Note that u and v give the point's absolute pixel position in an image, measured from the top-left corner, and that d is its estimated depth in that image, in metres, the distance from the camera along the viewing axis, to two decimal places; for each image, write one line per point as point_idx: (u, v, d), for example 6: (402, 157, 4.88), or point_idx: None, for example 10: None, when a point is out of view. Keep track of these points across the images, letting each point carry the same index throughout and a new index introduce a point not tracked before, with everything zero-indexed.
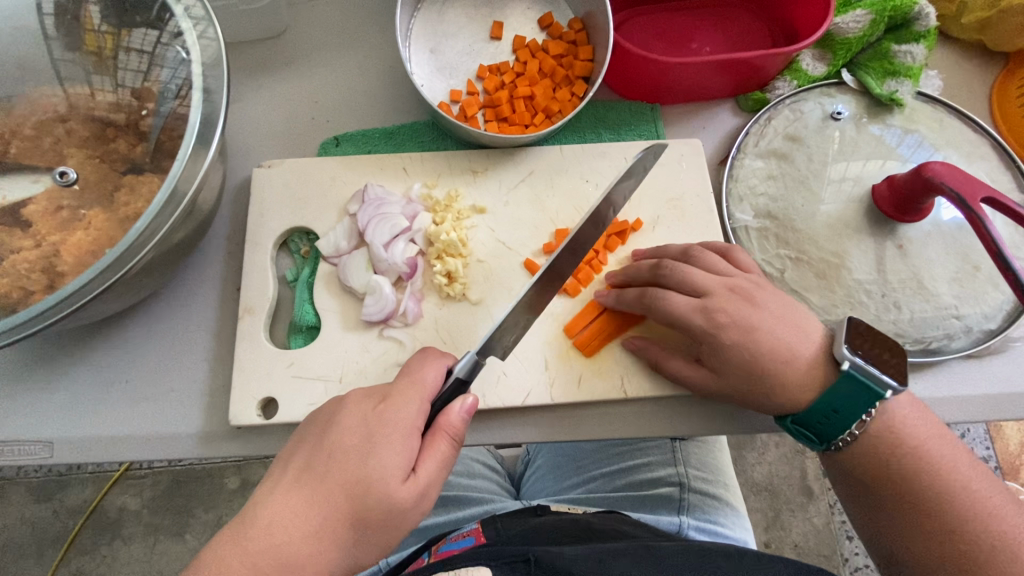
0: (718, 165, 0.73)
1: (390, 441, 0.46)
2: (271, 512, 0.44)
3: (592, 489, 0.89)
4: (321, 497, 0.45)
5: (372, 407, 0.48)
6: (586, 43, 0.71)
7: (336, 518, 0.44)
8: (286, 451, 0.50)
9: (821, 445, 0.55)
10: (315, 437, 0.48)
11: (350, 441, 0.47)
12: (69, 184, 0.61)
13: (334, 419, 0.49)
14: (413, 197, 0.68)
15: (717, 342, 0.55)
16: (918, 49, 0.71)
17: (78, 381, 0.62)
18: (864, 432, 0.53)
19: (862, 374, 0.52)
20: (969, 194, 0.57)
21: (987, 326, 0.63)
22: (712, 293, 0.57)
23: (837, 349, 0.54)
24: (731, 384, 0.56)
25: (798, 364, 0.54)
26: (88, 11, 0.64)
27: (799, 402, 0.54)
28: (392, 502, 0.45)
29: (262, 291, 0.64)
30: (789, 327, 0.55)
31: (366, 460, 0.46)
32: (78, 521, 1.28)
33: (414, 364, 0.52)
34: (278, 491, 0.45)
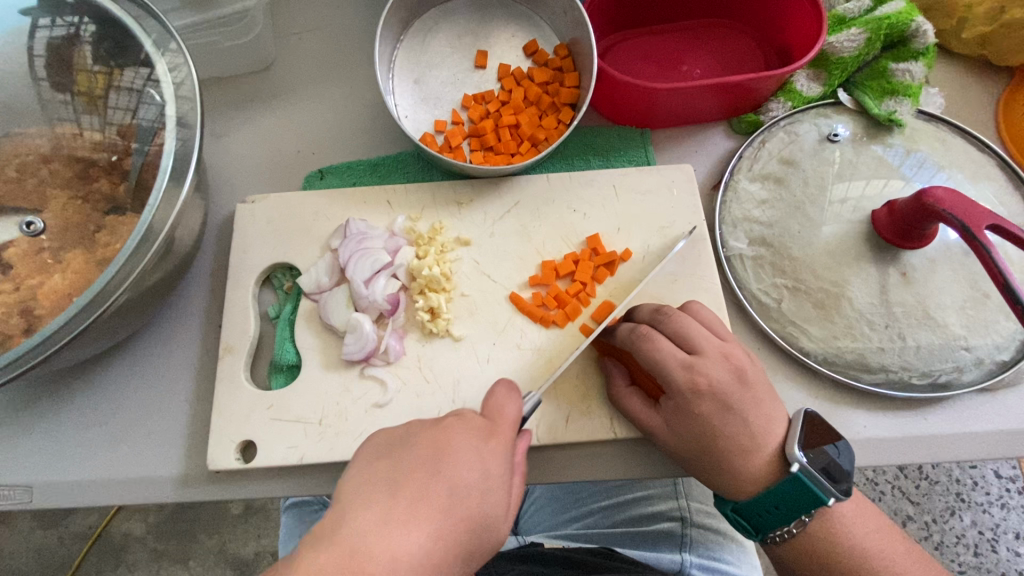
0: (710, 190, 0.70)
1: (503, 477, 0.45)
2: (391, 546, 0.40)
3: (592, 524, 0.86)
4: (440, 532, 0.41)
5: (480, 440, 0.46)
6: (571, 69, 0.70)
7: (454, 551, 0.42)
8: (374, 471, 0.44)
9: (757, 536, 0.55)
10: (420, 465, 0.44)
11: (468, 475, 0.43)
12: (35, 234, 0.61)
13: (442, 448, 0.45)
14: (397, 230, 0.66)
15: (688, 403, 0.54)
16: (917, 67, 0.68)
17: (58, 422, 0.61)
18: (802, 531, 0.53)
19: (808, 479, 0.51)
20: (974, 221, 0.54)
21: (999, 357, 0.60)
22: (704, 355, 0.55)
23: (791, 448, 0.53)
24: (675, 447, 0.55)
25: (758, 453, 0.53)
26: (82, 51, 0.65)
27: (737, 487, 0.53)
28: (495, 535, 0.45)
29: (243, 330, 0.63)
30: (762, 414, 0.54)
31: (485, 495, 0.44)
32: (83, 548, 1.28)
33: (498, 395, 0.49)
34: (395, 522, 0.41)
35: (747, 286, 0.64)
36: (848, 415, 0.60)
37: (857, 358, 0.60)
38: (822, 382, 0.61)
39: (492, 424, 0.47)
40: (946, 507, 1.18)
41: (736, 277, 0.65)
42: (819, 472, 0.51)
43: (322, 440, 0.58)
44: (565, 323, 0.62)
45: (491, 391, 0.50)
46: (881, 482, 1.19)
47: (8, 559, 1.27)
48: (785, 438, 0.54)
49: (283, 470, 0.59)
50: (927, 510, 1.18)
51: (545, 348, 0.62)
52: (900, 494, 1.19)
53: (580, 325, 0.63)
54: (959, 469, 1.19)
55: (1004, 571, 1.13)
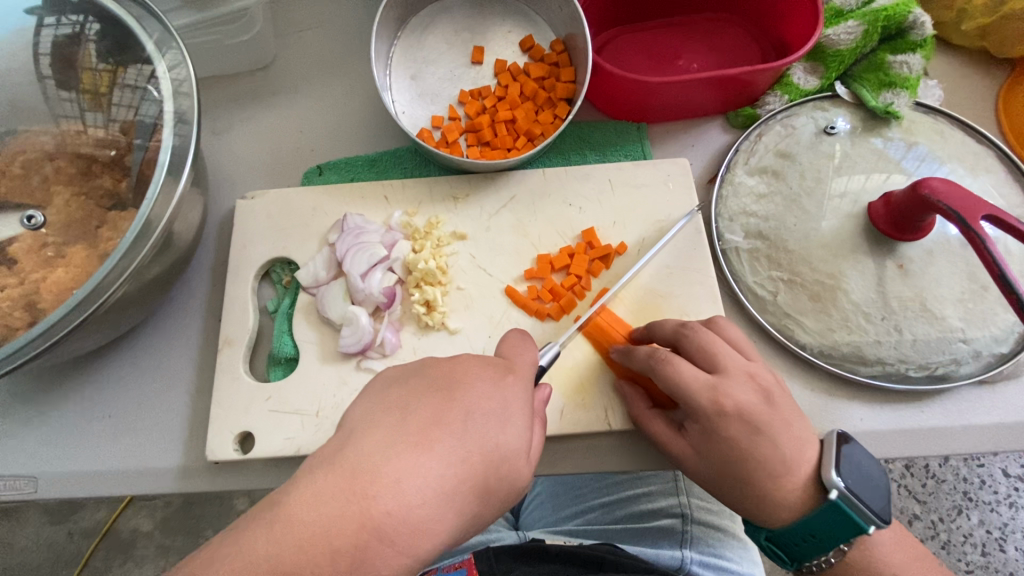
0: (707, 184, 0.70)
1: (523, 413, 0.43)
2: (398, 469, 0.37)
3: (593, 519, 0.87)
4: (453, 458, 0.39)
5: (498, 375, 0.45)
6: (568, 64, 0.70)
7: (468, 484, 0.39)
8: (385, 398, 0.42)
9: (793, 564, 0.53)
10: (434, 393, 0.42)
11: (484, 405, 0.42)
12: (35, 228, 0.62)
13: (457, 379, 0.43)
14: (394, 224, 0.67)
15: (714, 429, 0.51)
16: (915, 59, 0.68)
17: (61, 415, 0.62)
18: (841, 559, 0.51)
19: (848, 507, 0.48)
20: (968, 210, 0.53)
21: (997, 350, 0.59)
22: (726, 374, 0.52)
23: (826, 473, 0.50)
24: (702, 472, 0.53)
25: (791, 479, 0.50)
26: (86, 49, 0.66)
27: (773, 516, 0.51)
28: (515, 476, 0.42)
29: (242, 323, 0.64)
30: (792, 438, 0.50)
31: (503, 427, 0.42)
32: (92, 543, 1.29)
33: (514, 343, 0.50)
34: (405, 445, 0.39)
35: (742, 279, 0.64)
36: (845, 408, 0.60)
37: (854, 350, 0.60)
38: (819, 375, 0.61)
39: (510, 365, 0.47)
40: (953, 505, 1.17)
41: (731, 270, 0.65)
42: (857, 498, 0.48)
43: (319, 431, 0.59)
44: (560, 316, 0.63)
45: (507, 338, 0.51)
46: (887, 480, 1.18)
47: (18, 554, 1.29)
48: (820, 462, 0.50)
49: (282, 460, 0.60)
50: (934, 509, 1.17)
51: (542, 341, 0.62)
52: (906, 493, 1.18)
53: (575, 318, 0.63)
54: (966, 467, 1.18)
55: (1012, 570, 1.12)
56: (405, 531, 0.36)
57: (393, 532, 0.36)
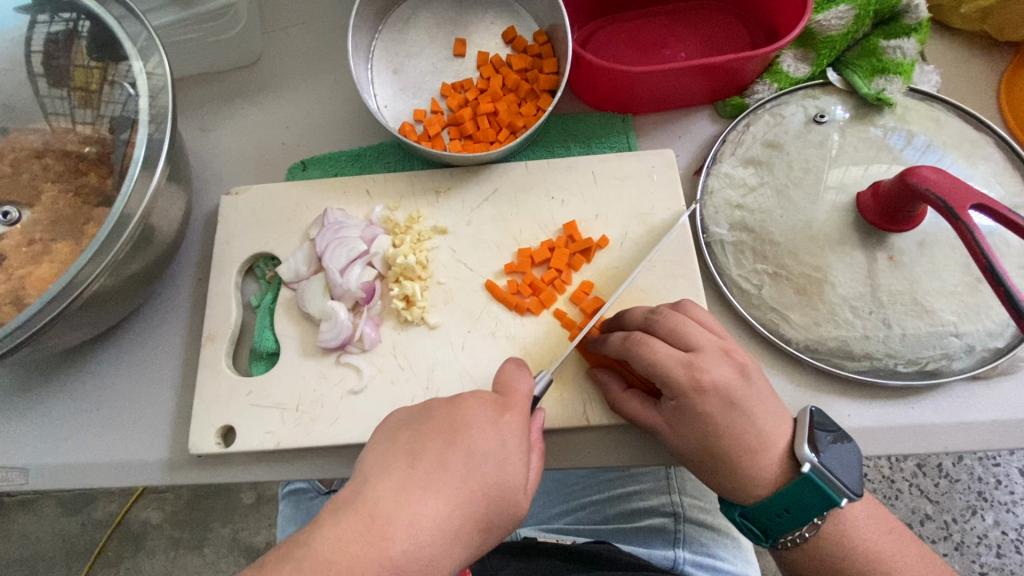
0: (693, 176, 0.69)
1: (522, 451, 0.42)
2: (410, 514, 0.39)
3: (585, 517, 0.85)
4: (459, 501, 0.40)
5: (497, 413, 0.43)
6: (550, 55, 0.70)
7: (475, 523, 0.40)
8: (393, 441, 0.43)
9: (767, 541, 0.52)
10: (437, 436, 0.42)
11: (484, 446, 0.41)
12: (11, 223, 0.63)
13: (457, 419, 0.42)
14: (374, 219, 0.67)
15: (691, 404, 0.50)
16: (908, 44, 0.66)
17: (49, 409, 0.63)
18: (815, 534, 0.50)
19: (820, 480, 0.49)
20: (957, 201, 0.51)
21: (992, 344, 0.57)
22: (702, 352, 0.51)
23: (800, 447, 0.50)
24: (679, 447, 0.52)
25: (767, 454, 0.50)
26: (77, 48, 0.66)
27: (749, 491, 0.51)
28: (521, 508, 0.42)
29: (224, 318, 0.65)
30: (767, 414, 0.51)
31: (504, 467, 0.41)
32: (104, 535, 1.32)
33: (508, 372, 0.46)
34: (413, 491, 0.39)
35: (727, 272, 0.63)
36: (832, 404, 0.58)
37: (840, 345, 0.59)
38: (805, 370, 0.60)
39: (508, 398, 0.44)
40: (966, 506, 1.13)
41: (715, 262, 0.64)
42: (831, 472, 0.49)
43: (299, 426, 0.59)
44: (540, 310, 0.62)
45: (502, 367, 0.47)
46: (897, 479, 1.15)
47: (35, 544, 1.32)
48: (794, 439, 0.51)
49: (264, 454, 0.61)
50: (947, 510, 1.13)
51: (523, 337, 0.61)
52: (917, 492, 1.15)
53: (556, 311, 0.62)
54: (979, 466, 1.15)
55: None
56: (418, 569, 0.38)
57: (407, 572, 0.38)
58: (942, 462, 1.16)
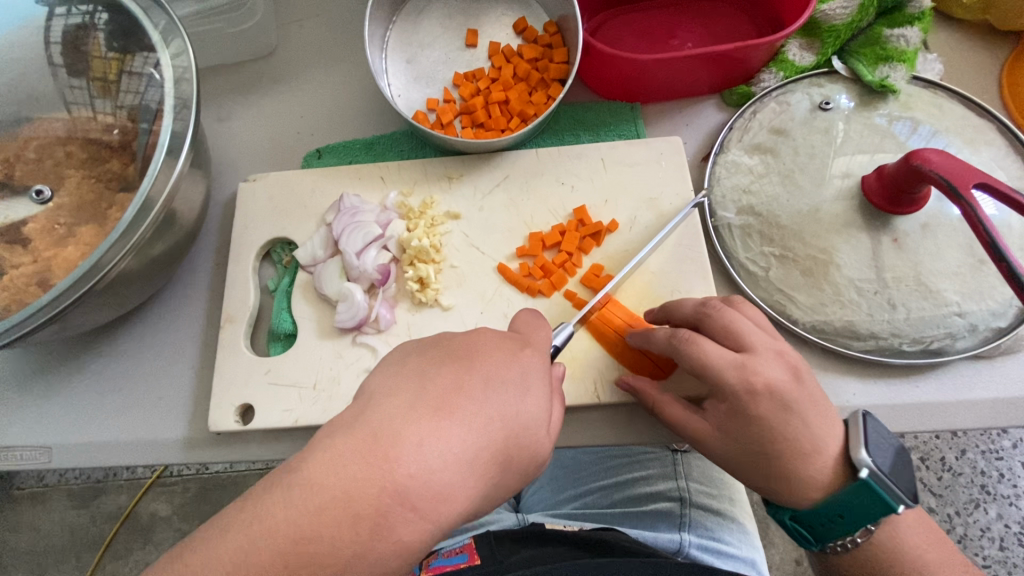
0: (701, 163, 0.70)
1: (542, 385, 0.44)
2: (420, 433, 0.39)
3: (592, 503, 0.86)
4: (471, 426, 0.40)
5: (515, 347, 0.46)
6: (561, 45, 0.71)
7: (484, 454, 0.40)
8: (405, 366, 0.44)
9: (816, 545, 0.53)
10: (450, 365, 0.43)
11: (501, 375, 0.43)
12: (44, 201, 0.65)
13: (474, 350, 0.44)
14: (389, 205, 0.69)
15: (743, 407, 0.51)
16: (912, 32, 0.67)
17: (71, 389, 0.64)
18: (867, 540, 0.50)
19: (878, 486, 0.48)
20: (960, 180, 0.53)
21: (995, 324, 0.59)
22: (755, 352, 0.52)
23: (856, 452, 0.49)
24: (727, 450, 0.52)
25: (820, 459, 0.50)
26: (99, 38, 0.68)
27: (799, 495, 0.51)
28: (531, 449, 0.43)
29: (243, 300, 0.66)
30: (820, 416, 0.51)
31: (520, 399, 0.43)
32: (114, 527, 1.34)
33: (526, 321, 0.50)
34: (424, 413, 0.40)
35: (734, 256, 0.64)
36: (838, 384, 0.60)
37: (846, 325, 0.60)
38: (811, 350, 0.61)
39: (525, 339, 0.48)
40: (970, 498, 1.14)
41: (723, 246, 0.65)
42: (889, 479, 0.48)
43: (317, 404, 0.61)
44: (551, 292, 0.63)
45: (519, 315, 0.52)
46: None
47: (45, 536, 1.34)
48: (848, 442, 0.51)
49: (282, 432, 0.62)
50: (950, 502, 1.14)
51: None
52: (921, 485, 1.16)
53: (573, 295, 0.63)
54: (982, 458, 1.16)
55: None
56: (422, 491, 0.37)
57: (412, 493, 0.37)
58: (946, 455, 1.17)
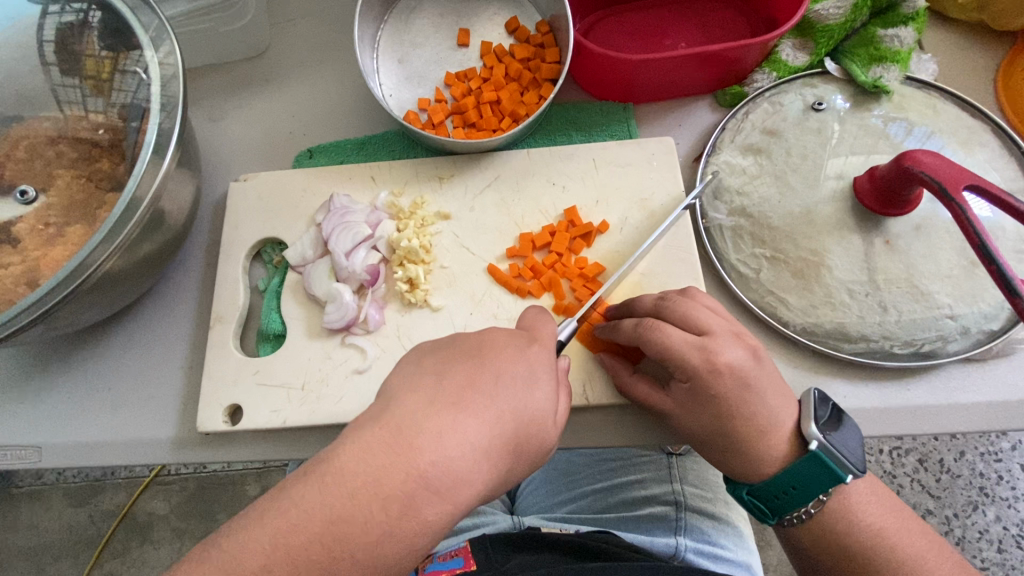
0: (693, 163, 0.70)
1: (550, 378, 0.44)
2: (438, 427, 0.39)
3: (586, 506, 0.86)
4: (488, 419, 0.40)
5: (523, 344, 0.45)
6: (552, 44, 0.71)
7: (500, 443, 0.40)
8: (420, 364, 0.44)
9: (773, 519, 0.53)
10: (465, 359, 0.43)
11: (513, 370, 0.43)
12: (30, 202, 0.65)
13: (484, 346, 0.44)
14: (378, 205, 0.68)
15: (703, 386, 0.50)
16: (906, 32, 0.67)
17: (61, 389, 0.64)
18: (820, 510, 0.51)
19: (827, 456, 0.49)
20: (952, 183, 0.52)
21: (987, 327, 0.58)
22: (714, 334, 0.52)
23: (806, 427, 0.51)
24: (688, 428, 0.53)
25: (776, 434, 0.51)
26: (90, 37, 0.68)
27: (755, 470, 0.51)
28: (545, 438, 0.43)
29: (232, 300, 0.66)
30: (778, 396, 0.51)
31: (531, 391, 0.43)
32: (112, 525, 1.34)
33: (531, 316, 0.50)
34: (443, 406, 0.40)
35: (725, 257, 0.64)
36: (829, 386, 0.59)
37: (837, 328, 0.59)
38: (802, 353, 0.60)
39: (534, 335, 0.47)
40: (968, 500, 1.14)
41: (714, 247, 0.65)
42: (837, 450, 0.49)
43: (305, 405, 0.61)
44: (540, 293, 0.63)
45: (525, 315, 0.51)
46: (899, 474, 1.16)
47: (43, 534, 1.34)
48: (800, 419, 0.52)
49: (271, 433, 0.62)
50: (948, 504, 1.14)
51: None
52: (918, 487, 1.15)
53: (553, 289, 0.63)
54: (980, 461, 1.16)
55: None
56: (446, 480, 0.38)
57: (436, 481, 0.38)
58: (944, 457, 1.17)
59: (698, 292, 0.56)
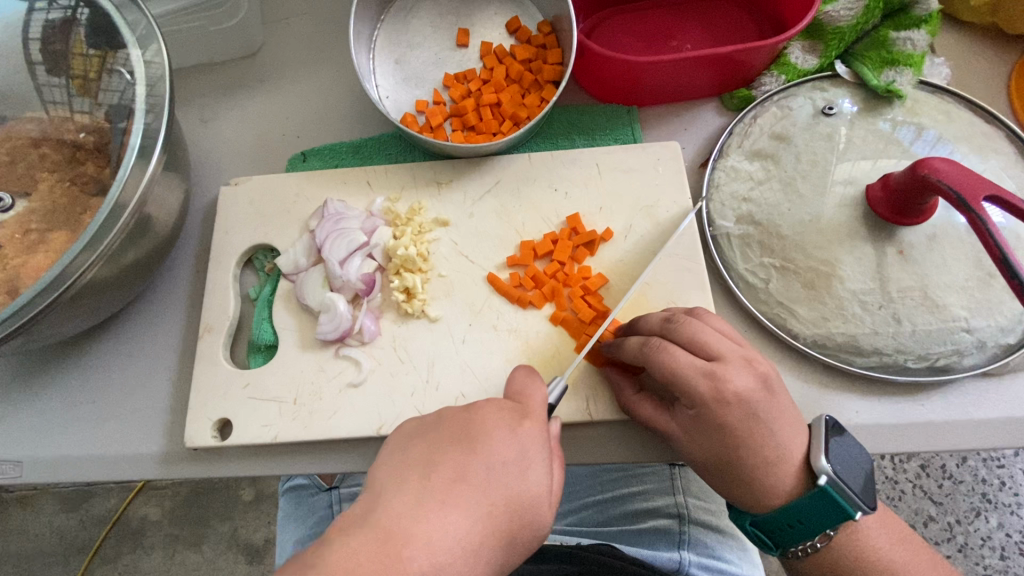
0: (699, 169, 0.68)
1: (544, 457, 0.42)
2: (426, 533, 0.37)
3: (588, 518, 0.84)
4: (478, 516, 0.39)
5: (514, 421, 0.43)
6: (555, 46, 0.69)
7: (492, 539, 0.39)
8: (405, 454, 0.42)
9: (777, 550, 0.51)
10: (452, 448, 0.41)
11: (504, 456, 0.41)
12: (4, 208, 0.62)
13: (473, 429, 0.42)
14: (375, 211, 0.66)
15: (710, 414, 0.48)
16: (918, 35, 0.65)
17: (43, 401, 0.62)
18: (826, 544, 0.49)
19: (835, 491, 0.47)
20: (970, 192, 0.50)
21: (1004, 340, 0.56)
22: (723, 360, 0.49)
23: (816, 458, 0.48)
24: (693, 455, 0.50)
25: (783, 465, 0.48)
26: (75, 35, 0.65)
27: (762, 499, 0.49)
28: (541, 521, 0.42)
29: (222, 309, 0.64)
30: (787, 424, 0.49)
31: (523, 476, 0.41)
32: (103, 531, 1.31)
33: (519, 381, 0.46)
34: (432, 506, 0.38)
35: (733, 267, 0.62)
36: (840, 401, 0.57)
37: (849, 340, 0.57)
38: (812, 366, 0.58)
39: (526, 406, 0.44)
40: (970, 507, 1.12)
41: (721, 256, 0.62)
42: (845, 483, 0.47)
43: (296, 419, 0.58)
44: (542, 304, 0.61)
45: (513, 374, 0.47)
46: (901, 480, 1.14)
47: (32, 540, 1.31)
48: (809, 448, 0.49)
49: (262, 448, 0.60)
50: (951, 511, 1.12)
51: (524, 331, 0.60)
52: (921, 494, 1.13)
53: (556, 303, 0.61)
54: (983, 467, 1.14)
55: None
56: None
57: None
58: (947, 463, 1.15)
59: (707, 313, 0.54)
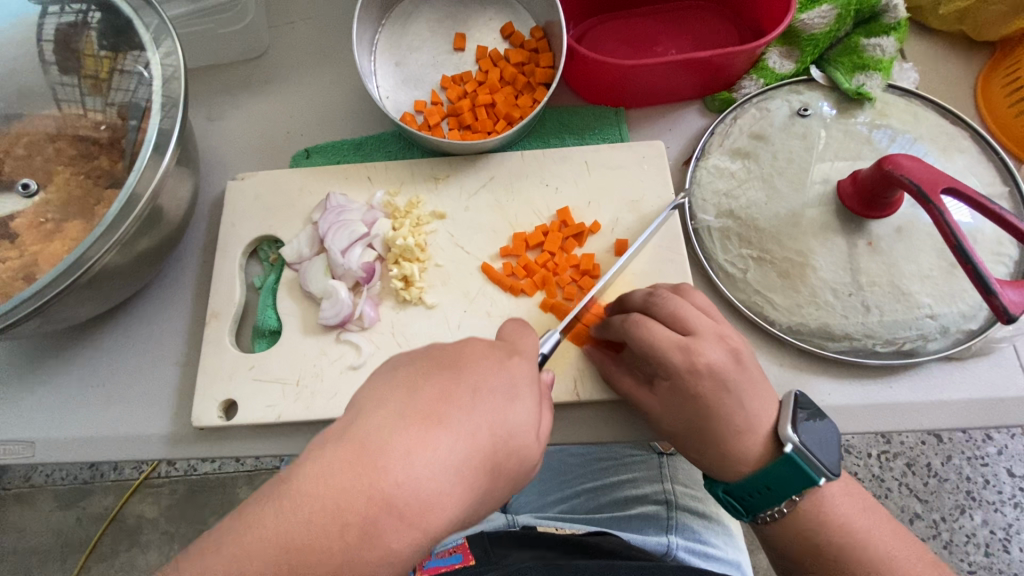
0: (682, 166, 0.72)
1: (530, 392, 0.41)
2: (406, 445, 0.36)
3: (579, 505, 0.86)
4: (461, 437, 0.37)
5: (503, 356, 0.43)
6: (546, 50, 0.73)
7: (475, 463, 0.37)
8: (391, 376, 0.41)
9: (748, 517, 0.54)
10: (439, 372, 0.40)
11: (491, 384, 0.40)
12: (31, 195, 0.66)
13: (461, 357, 0.41)
14: (375, 204, 0.70)
15: (684, 384, 0.52)
16: (887, 41, 0.69)
17: (55, 384, 0.65)
18: (792, 510, 0.52)
19: (800, 459, 0.50)
20: (929, 184, 0.54)
21: (966, 326, 0.60)
22: (698, 335, 0.52)
23: (783, 428, 0.52)
24: (671, 425, 0.54)
25: (752, 434, 0.51)
26: (90, 36, 0.69)
27: (732, 465, 0.52)
28: (524, 457, 0.40)
29: (229, 297, 0.67)
30: (756, 397, 0.52)
31: (510, 405, 0.40)
32: (100, 528, 1.32)
33: (512, 328, 0.48)
34: (413, 422, 0.37)
35: (713, 258, 0.65)
36: (814, 383, 0.61)
37: (822, 326, 0.61)
38: (787, 351, 0.62)
39: (516, 346, 0.45)
40: (955, 505, 1.15)
41: (702, 248, 0.66)
42: (811, 452, 0.50)
43: (300, 400, 0.61)
44: (533, 291, 0.64)
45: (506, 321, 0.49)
46: (887, 478, 1.18)
47: (29, 537, 1.32)
48: (778, 419, 0.52)
49: (266, 428, 0.63)
50: (936, 509, 1.15)
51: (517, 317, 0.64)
52: (907, 491, 1.17)
53: (542, 284, 0.65)
54: (966, 466, 1.17)
55: (1015, 571, 1.11)
56: (413, 506, 0.35)
57: (401, 508, 0.35)
58: (932, 461, 1.19)
59: (688, 292, 0.57)
